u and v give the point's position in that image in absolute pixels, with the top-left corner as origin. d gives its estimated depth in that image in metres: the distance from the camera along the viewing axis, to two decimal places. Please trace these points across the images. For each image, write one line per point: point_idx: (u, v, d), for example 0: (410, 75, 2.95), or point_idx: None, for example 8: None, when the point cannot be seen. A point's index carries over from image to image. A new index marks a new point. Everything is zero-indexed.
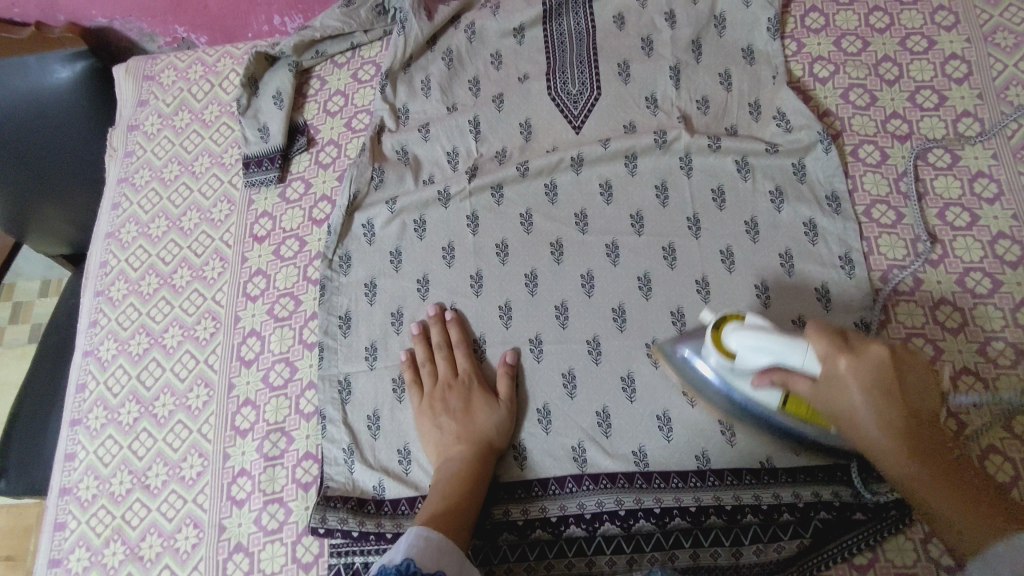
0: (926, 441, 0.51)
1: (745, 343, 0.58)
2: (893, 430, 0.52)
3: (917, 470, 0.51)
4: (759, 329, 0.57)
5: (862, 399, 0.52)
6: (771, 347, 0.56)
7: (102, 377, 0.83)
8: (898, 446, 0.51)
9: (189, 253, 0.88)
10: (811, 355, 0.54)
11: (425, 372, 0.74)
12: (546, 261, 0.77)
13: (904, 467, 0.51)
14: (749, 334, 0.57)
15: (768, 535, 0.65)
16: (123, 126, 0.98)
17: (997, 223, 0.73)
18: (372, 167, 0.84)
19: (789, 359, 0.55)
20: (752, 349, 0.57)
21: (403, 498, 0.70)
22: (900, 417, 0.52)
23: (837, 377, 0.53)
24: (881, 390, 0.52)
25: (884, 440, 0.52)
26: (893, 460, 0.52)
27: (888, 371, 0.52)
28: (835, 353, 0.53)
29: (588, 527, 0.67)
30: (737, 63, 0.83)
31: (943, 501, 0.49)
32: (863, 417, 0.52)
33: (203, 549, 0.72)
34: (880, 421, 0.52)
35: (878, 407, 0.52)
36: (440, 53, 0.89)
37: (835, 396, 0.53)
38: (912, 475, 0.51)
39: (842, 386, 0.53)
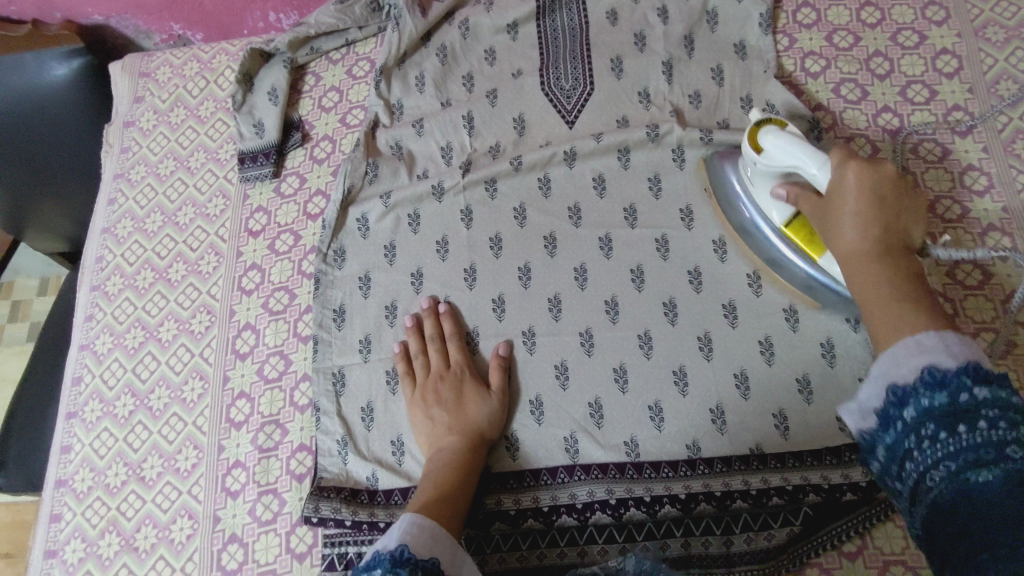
0: (898, 262, 0.54)
1: (778, 142, 0.65)
2: (875, 239, 0.55)
3: (878, 272, 0.53)
4: (790, 136, 0.64)
5: (852, 212, 0.57)
6: (796, 150, 0.63)
7: (98, 370, 0.84)
8: (871, 251, 0.55)
9: (185, 247, 0.88)
10: (826, 165, 0.61)
11: (418, 365, 0.74)
12: (539, 255, 0.78)
13: (869, 272, 0.54)
14: (783, 136, 0.65)
15: (759, 522, 0.66)
16: (119, 123, 0.99)
17: (987, 216, 0.74)
18: (366, 163, 0.85)
19: (806, 167, 0.62)
20: (781, 149, 0.64)
21: (396, 488, 0.71)
22: (882, 231, 0.56)
23: (839, 186, 0.59)
24: (873, 202, 0.57)
25: (862, 243, 0.56)
26: (861, 264, 0.55)
27: (885, 189, 0.58)
28: (845, 164, 0.59)
29: (579, 517, 0.68)
30: (729, 58, 0.84)
31: (886, 303, 0.51)
32: (846, 223, 0.57)
33: (198, 540, 0.73)
34: (862, 233, 0.56)
35: (865, 214, 0.57)
36: (434, 48, 0.90)
37: (834, 201, 0.59)
38: (871, 276, 0.54)
39: (840, 187, 0.59)
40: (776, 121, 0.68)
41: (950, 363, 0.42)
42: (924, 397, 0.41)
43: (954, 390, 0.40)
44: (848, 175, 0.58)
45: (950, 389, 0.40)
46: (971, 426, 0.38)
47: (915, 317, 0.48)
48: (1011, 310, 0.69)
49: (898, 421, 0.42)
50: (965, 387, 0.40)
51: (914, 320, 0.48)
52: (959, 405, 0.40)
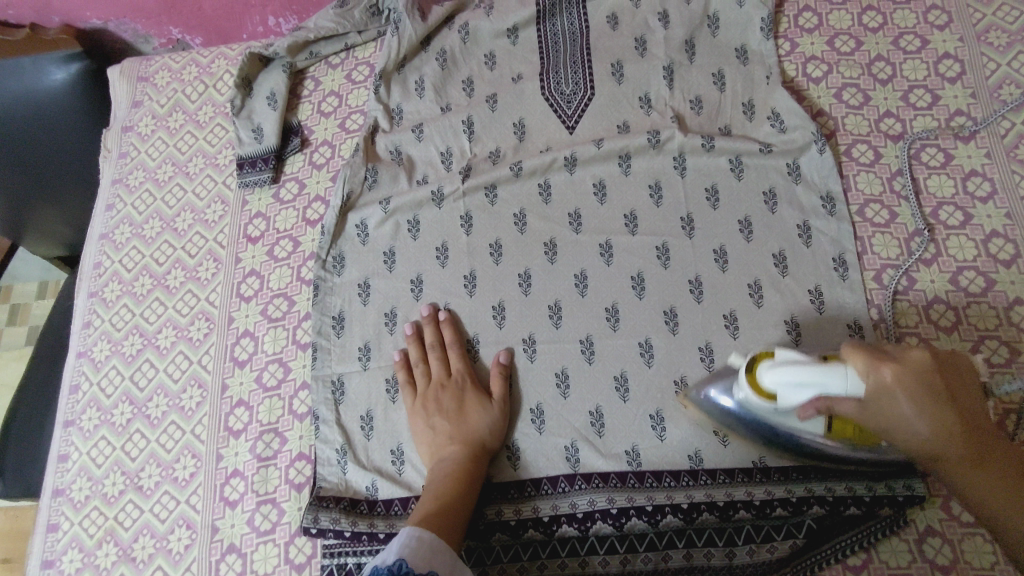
0: (979, 438, 0.49)
1: (785, 379, 0.55)
2: (950, 432, 0.49)
3: (977, 477, 0.49)
4: (796, 364, 0.55)
5: (913, 407, 0.48)
6: (813, 378, 0.53)
7: (96, 378, 0.83)
8: (962, 452, 0.49)
9: (183, 254, 0.88)
10: (852, 375, 0.50)
11: (419, 373, 0.73)
12: (540, 262, 0.77)
13: (957, 466, 0.49)
14: (789, 368, 0.54)
15: (762, 535, 0.65)
16: (118, 128, 0.98)
17: (990, 222, 0.73)
18: (365, 168, 0.84)
19: (831, 387, 0.52)
20: (791, 384, 0.54)
21: (396, 498, 0.70)
22: (953, 417, 0.49)
23: (884, 387, 0.49)
24: (931, 396, 0.48)
25: (944, 446, 0.49)
26: (957, 474, 0.50)
27: (932, 375, 0.49)
28: (880, 366, 0.49)
29: (581, 526, 0.67)
30: (730, 62, 0.83)
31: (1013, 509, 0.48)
32: (919, 429, 0.49)
33: (196, 550, 0.72)
34: (936, 429, 0.48)
35: (933, 416, 0.48)
36: (433, 53, 0.89)
37: (881, 413, 0.50)
38: (976, 488, 0.49)
39: (888, 398, 0.49)
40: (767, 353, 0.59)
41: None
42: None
43: None
44: (891, 378, 0.48)
45: None
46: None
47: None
48: (1016, 318, 0.69)
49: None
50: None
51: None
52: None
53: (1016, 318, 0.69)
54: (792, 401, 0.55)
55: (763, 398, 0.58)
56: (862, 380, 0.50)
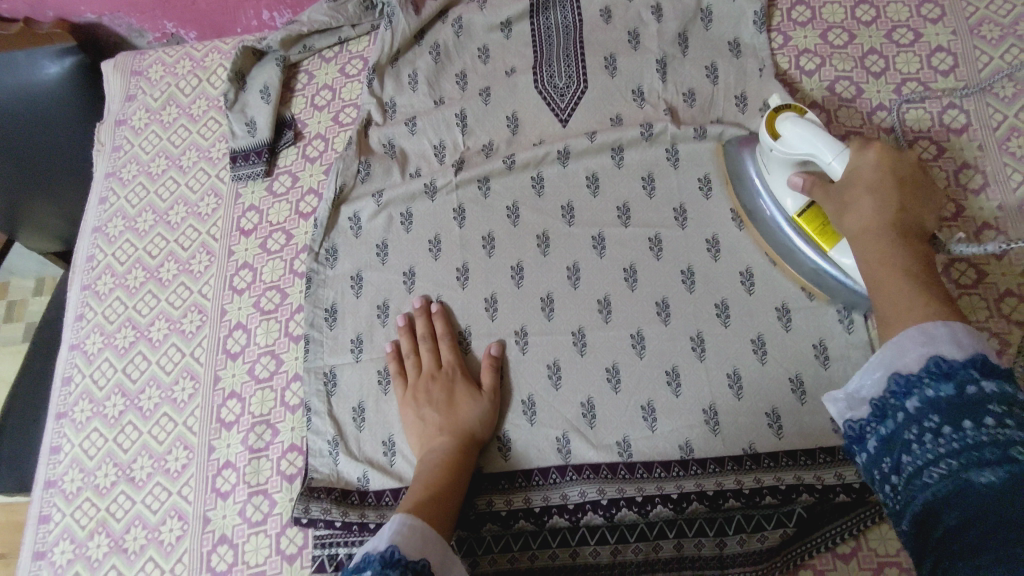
0: (914, 240, 0.55)
1: (795, 131, 0.66)
2: (891, 214, 0.56)
3: (891, 248, 0.54)
4: (813, 126, 0.65)
5: (870, 188, 0.58)
6: (815, 139, 0.64)
7: (88, 370, 0.83)
8: (888, 226, 0.55)
9: (176, 246, 0.88)
10: (841, 154, 0.62)
11: (410, 364, 0.74)
12: (532, 254, 0.77)
13: (879, 242, 0.55)
14: (803, 123, 0.66)
15: (752, 524, 0.65)
16: (111, 121, 0.98)
17: (982, 215, 0.73)
18: (358, 161, 0.84)
19: (821, 155, 0.63)
20: (796, 135, 0.66)
21: (387, 489, 0.70)
22: (901, 209, 0.56)
23: (862, 168, 0.60)
24: (892, 183, 0.58)
25: (877, 216, 0.56)
26: (873, 239, 0.55)
27: (907, 178, 0.59)
28: (866, 147, 0.61)
29: (572, 517, 0.67)
30: (723, 56, 0.83)
31: (896, 282, 0.51)
32: (866, 203, 0.57)
33: (188, 541, 0.72)
34: (879, 209, 0.57)
35: (884, 198, 0.57)
36: (427, 47, 0.89)
37: (850, 183, 0.60)
38: (887, 253, 0.53)
39: (857, 171, 0.60)
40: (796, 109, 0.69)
41: (958, 354, 0.42)
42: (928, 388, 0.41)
43: (960, 381, 0.40)
44: (871, 157, 0.60)
45: (957, 379, 0.40)
46: (976, 421, 0.37)
47: (914, 286, 0.50)
48: (1006, 309, 0.69)
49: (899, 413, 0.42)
50: (974, 379, 0.40)
51: (908, 287, 0.50)
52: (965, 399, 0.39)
53: (1007, 310, 0.69)
54: (789, 148, 0.67)
55: (771, 130, 0.69)
56: (849, 158, 0.62)
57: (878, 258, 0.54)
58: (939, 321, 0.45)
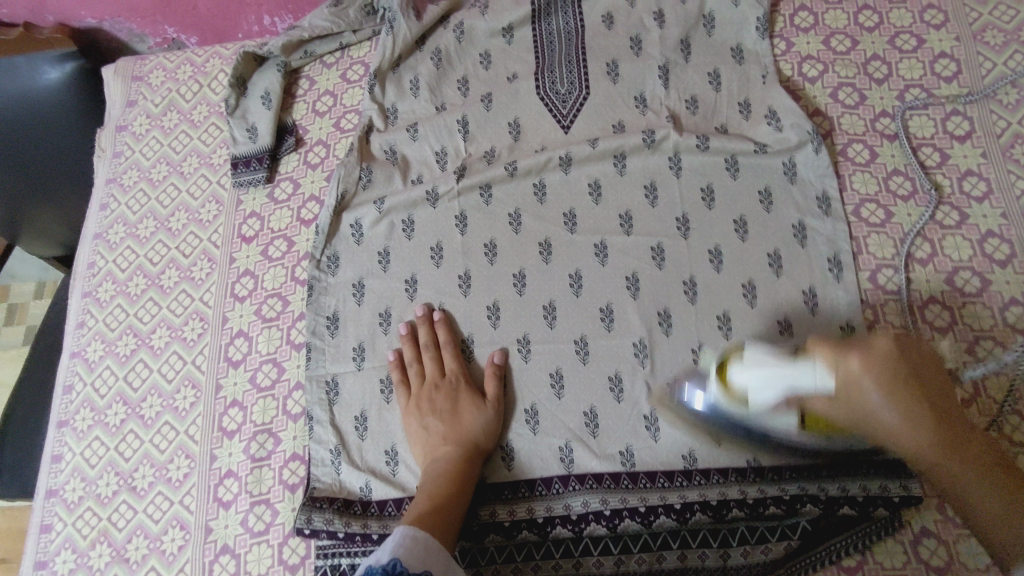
0: (955, 431, 0.51)
1: (754, 377, 0.57)
2: (927, 428, 0.50)
3: (954, 462, 0.50)
4: (767, 359, 0.57)
5: (886, 398, 0.50)
6: (785, 376, 0.55)
7: (89, 378, 0.83)
8: (936, 448, 0.50)
9: (177, 254, 0.87)
10: (822, 369, 0.52)
11: (413, 372, 0.73)
12: (534, 261, 0.77)
13: (935, 468, 0.51)
14: (760, 365, 0.57)
15: (756, 536, 0.65)
16: (112, 127, 0.98)
17: (986, 222, 0.73)
18: (360, 168, 0.84)
19: (801, 381, 0.54)
20: (759, 382, 0.56)
21: (389, 499, 0.70)
22: (928, 411, 0.50)
23: (853, 378, 0.51)
24: (903, 385, 0.50)
25: (921, 439, 0.50)
26: (939, 464, 0.51)
27: (902, 367, 0.51)
28: (850, 364, 0.51)
29: (574, 528, 0.67)
30: (725, 62, 0.83)
31: (979, 485, 0.50)
32: (892, 423, 0.50)
33: (190, 551, 0.72)
34: (914, 425, 0.50)
35: (907, 417, 0.50)
36: (428, 52, 0.89)
37: (850, 401, 0.51)
38: (952, 476, 0.51)
39: (857, 390, 0.51)
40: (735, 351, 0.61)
41: None
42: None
43: None
44: (861, 370, 0.50)
45: None
46: None
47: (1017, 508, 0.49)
48: (1012, 319, 0.68)
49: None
50: None
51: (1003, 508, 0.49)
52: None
53: (1011, 318, 0.68)
54: (763, 402, 0.57)
55: (729, 394, 0.60)
56: (831, 375, 0.52)
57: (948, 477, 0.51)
58: None
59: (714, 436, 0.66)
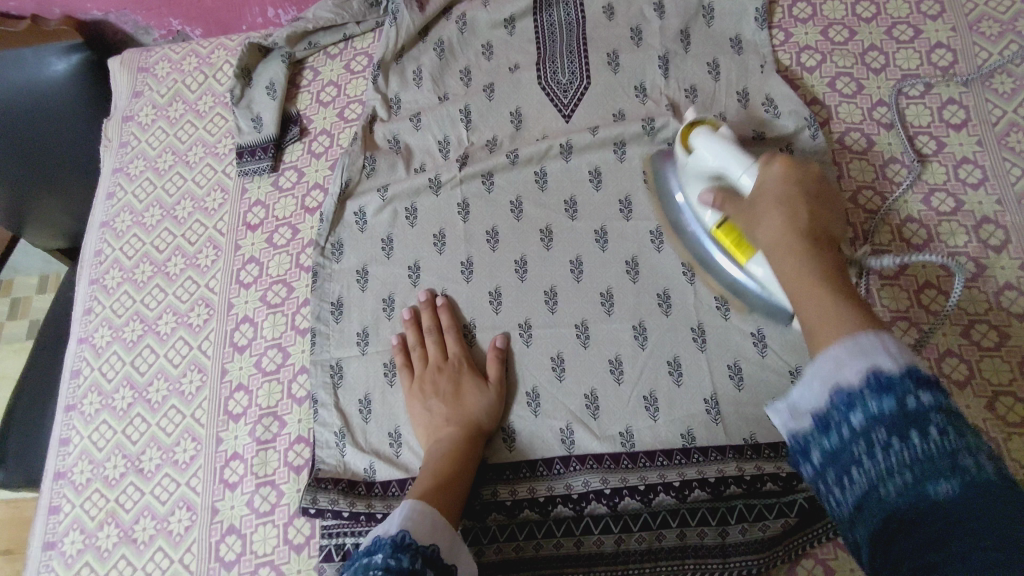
0: (824, 255, 0.52)
1: (707, 143, 0.68)
2: (797, 231, 0.54)
3: (806, 266, 0.51)
4: (724, 138, 0.68)
5: (774, 211, 0.56)
6: (726, 154, 0.66)
7: (97, 363, 0.84)
8: (800, 245, 0.53)
9: (183, 241, 0.89)
10: (753, 167, 0.63)
11: (416, 356, 0.74)
12: (536, 247, 0.78)
13: (789, 263, 0.52)
14: (713, 137, 0.68)
15: (753, 514, 0.66)
16: (118, 118, 0.99)
17: (981, 209, 0.74)
18: (364, 156, 0.85)
19: (733, 169, 0.65)
20: (708, 148, 0.68)
21: (393, 480, 0.71)
22: (808, 221, 0.55)
23: (766, 183, 0.60)
24: (797, 195, 0.58)
25: (786, 234, 0.54)
26: (790, 257, 0.52)
27: (812, 188, 0.58)
28: (772, 163, 0.61)
29: (576, 506, 0.68)
30: (725, 52, 0.84)
31: (814, 291, 0.48)
32: (773, 219, 0.56)
33: (196, 531, 0.73)
34: (784, 224, 0.55)
35: (786, 213, 0.56)
36: (431, 43, 0.90)
37: (759, 197, 0.60)
38: (799, 269, 0.51)
39: (764, 186, 0.60)
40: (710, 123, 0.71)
41: (890, 363, 0.39)
42: (871, 403, 0.38)
43: (900, 393, 0.37)
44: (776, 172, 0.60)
45: (896, 393, 0.38)
46: (922, 433, 0.36)
47: (841, 307, 0.46)
48: (1005, 303, 0.70)
49: (845, 428, 0.39)
50: (912, 391, 0.37)
51: (829, 307, 0.46)
52: (909, 410, 0.37)
53: (1005, 302, 0.70)
54: (699, 165, 0.69)
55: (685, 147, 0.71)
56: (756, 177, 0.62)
57: (796, 278, 0.51)
58: (855, 331, 0.42)
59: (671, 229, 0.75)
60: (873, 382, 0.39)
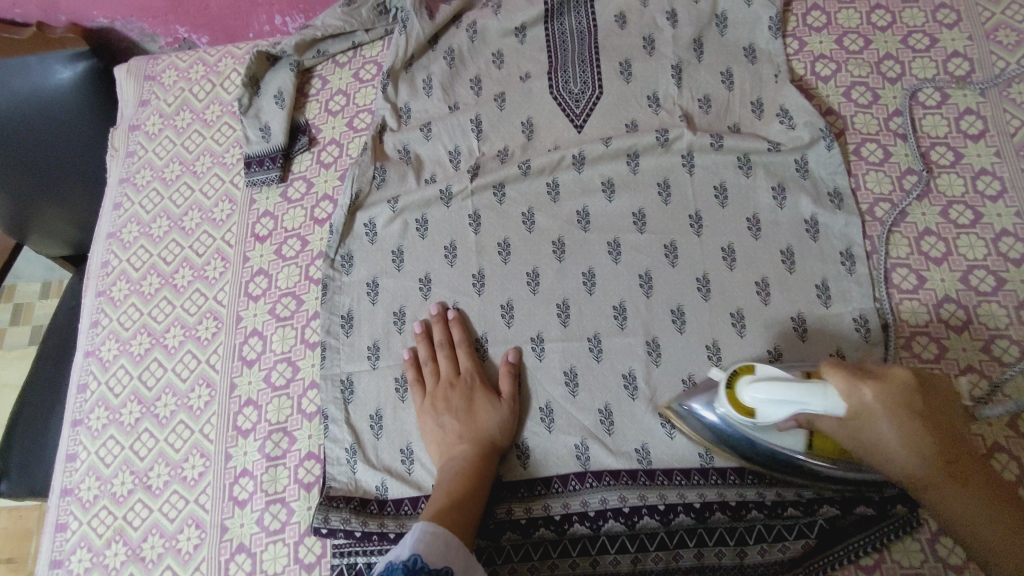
0: (964, 471, 0.50)
1: (762, 402, 0.56)
2: (935, 469, 0.50)
3: (948, 486, 0.50)
4: (774, 384, 0.55)
5: (889, 426, 0.50)
6: (793, 396, 0.53)
7: (104, 377, 0.83)
8: (937, 477, 0.50)
9: (190, 253, 0.88)
10: (833, 395, 0.51)
11: (427, 371, 0.73)
12: (548, 260, 0.77)
13: (936, 492, 0.50)
14: (766, 387, 0.55)
15: (773, 534, 0.65)
16: (125, 126, 0.98)
17: (1000, 221, 0.73)
18: (374, 167, 0.84)
19: (810, 404, 0.52)
20: (768, 402, 0.56)
21: (406, 498, 0.70)
22: (938, 446, 0.50)
23: (865, 407, 0.50)
24: (905, 412, 0.50)
25: (917, 467, 0.50)
26: (936, 491, 0.50)
27: (915, 396, 0.51)
28: (857, 385, 0.51)
29: (592, 525, 0.67)
30: (738, 62, 0.83)
31: (958, 497, 0.50)
32: (895, 452, 0.50)
33: (205, 550, 0.72)
34: (914, 456, 0.50)
35: (907, 441, 0.50)
36: (441, 52, 0.89)
37: (859, 430, 0.52)
38: (946, 503, 0.50)
39: (870, 419, 0.51)
40: (743, 365, 0.60)
41: None
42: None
43: None
44: (871, 398, 0.50)
45: None
46: None
47: (975, 500, 0.49)
48: None
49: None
50: None
51: (972, 518, 0.49)
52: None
53: None
54: (770, 416, 0.57)
55: (739, 410, 0.59)
56: (844, 402, 0.51)
57: (936, 498, 0.51)
58: None
59: (722, 449, 0.64)
60: None
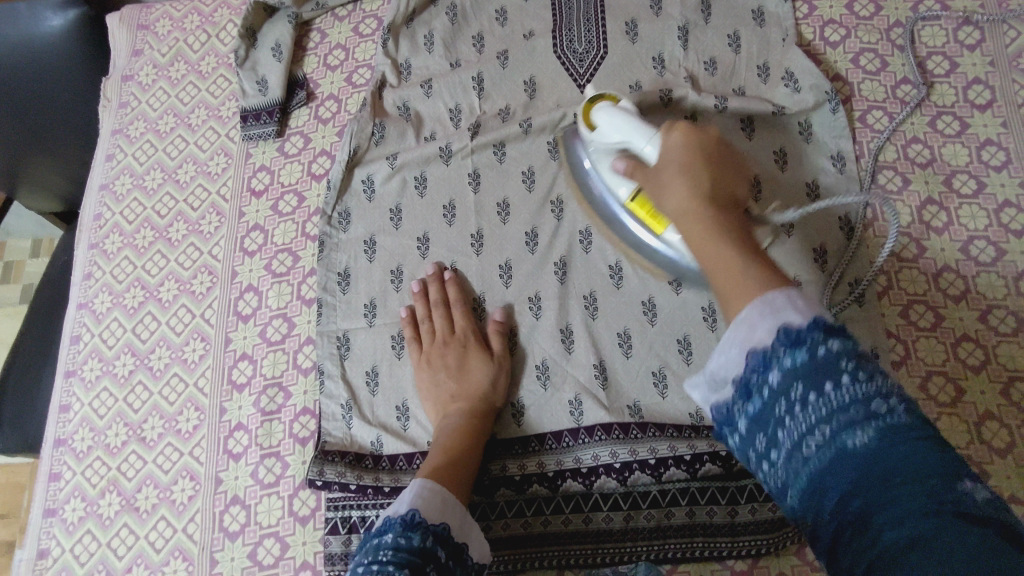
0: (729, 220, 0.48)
1: (611, 119, 0.65)
2: (702, 196, 0.49)
3: (708, 220, 0.47)
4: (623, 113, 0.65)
5: (687, 170, 0.52)
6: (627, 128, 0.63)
7: (97, 329, 0.82)
8: (706, 211, 0.48)
9: (185, 207, 0.86)
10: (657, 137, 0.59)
11: (425, 329, 0.73)
12: (548, 221, 0.76)
13: (705, 228, 0.47)
14: (617, 115, 0.65)
15: (764, 494, 0.66)
16: (117, 77, 0.96)
17: (1003, 192, 0.73)
18: (373, 123, 0.82)
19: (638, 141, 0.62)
20: (613, 125, 0.65)
21: (400, 454, 0.70)
22: (712, 185, 0.50)
23: (669, 156, 0.55)
24: (702, 162, 0.53)
25: (691, 197, 0.50)
26: (694, 218, 0.48)
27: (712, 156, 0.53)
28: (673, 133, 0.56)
29: (585, 481, 0.67)
30: (746, 24, 0.81)
31: (714, 240, 0.46)
32: (675, 185, 0.51)
33: (199, 501, 0.72)
34: (690, 186, 0.50)
35: (694, 178, 0.51)
36: (443, 7, 0.87)
37: (664, 168, 0.55)
38: (709, 235, 0.46)
39: (667, 161, 0.54)
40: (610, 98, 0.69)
41: (799, 318, 0.38)
42: (783, 358, 0.37)
43: (810, 345, 0.37)
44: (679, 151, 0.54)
45: (807, 345, 0.37)
46: (836, 383, 0.35)
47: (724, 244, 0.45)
48: None
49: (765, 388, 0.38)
50: (820, 340, 0.37)
51: (722, 249, 0.45)
52: (819, 361, 0.36)
53: None
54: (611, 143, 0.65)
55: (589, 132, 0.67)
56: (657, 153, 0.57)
57: (702, 239, 0.47)
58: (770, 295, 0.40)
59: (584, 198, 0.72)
60: (782, 337, 0.38)
